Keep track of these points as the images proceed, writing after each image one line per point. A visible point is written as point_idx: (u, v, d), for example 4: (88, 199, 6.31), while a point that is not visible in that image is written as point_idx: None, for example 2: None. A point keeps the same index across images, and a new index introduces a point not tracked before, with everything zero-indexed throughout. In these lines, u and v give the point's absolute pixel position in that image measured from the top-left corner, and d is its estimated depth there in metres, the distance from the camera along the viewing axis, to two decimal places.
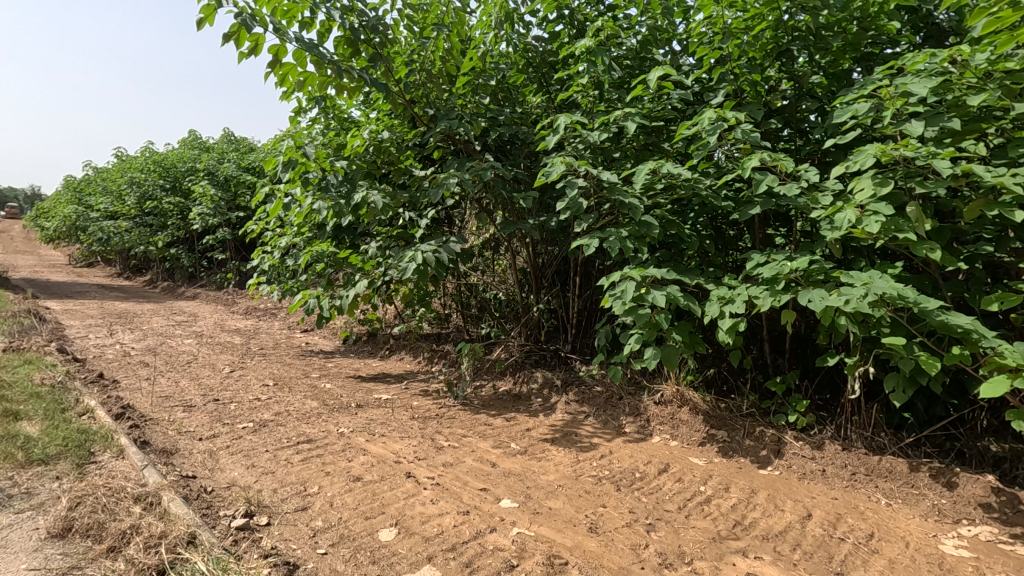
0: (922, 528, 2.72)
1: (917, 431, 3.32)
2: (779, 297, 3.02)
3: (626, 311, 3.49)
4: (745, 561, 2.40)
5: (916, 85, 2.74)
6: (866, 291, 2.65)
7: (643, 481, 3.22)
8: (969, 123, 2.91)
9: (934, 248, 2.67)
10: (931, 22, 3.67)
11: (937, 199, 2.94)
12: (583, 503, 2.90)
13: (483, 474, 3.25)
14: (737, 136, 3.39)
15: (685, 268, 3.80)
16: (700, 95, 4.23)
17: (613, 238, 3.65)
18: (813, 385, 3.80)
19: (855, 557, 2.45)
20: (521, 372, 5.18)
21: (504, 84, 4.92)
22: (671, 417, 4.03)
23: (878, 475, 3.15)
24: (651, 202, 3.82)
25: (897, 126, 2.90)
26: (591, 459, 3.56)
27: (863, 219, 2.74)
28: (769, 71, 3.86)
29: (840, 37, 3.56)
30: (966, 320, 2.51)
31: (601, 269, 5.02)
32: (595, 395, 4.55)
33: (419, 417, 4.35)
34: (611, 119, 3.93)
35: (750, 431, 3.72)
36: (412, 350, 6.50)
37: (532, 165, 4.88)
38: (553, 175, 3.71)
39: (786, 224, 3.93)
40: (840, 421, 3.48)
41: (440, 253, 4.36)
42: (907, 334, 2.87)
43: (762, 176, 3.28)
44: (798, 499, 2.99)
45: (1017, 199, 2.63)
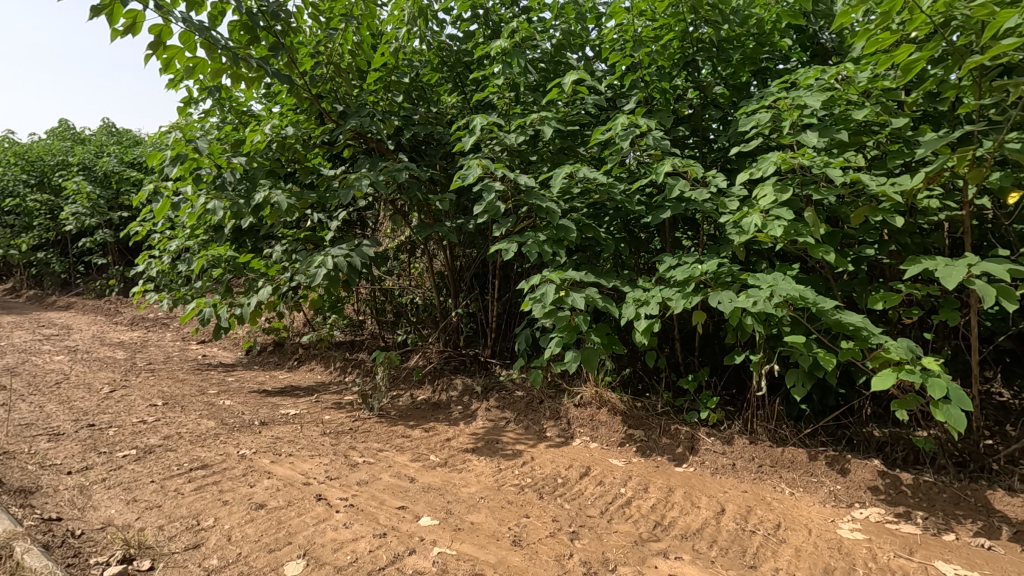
0: (822, 514, 2.89)
1: (814, 422, 3.56)
2: (691, 299, 3.10)
3: (546, 314, 3.47)
4: (666, 562, 2.42)
5: (811, 98, 2.90)
6: (771, 292, 2.77)
7: (565, 487, 3.19)
8: (854, 135, 3.13)
9: (829, 251, 2.85)
10: (816, 42, 3.93)
11: (828, 205, 3.15)
12: (506, 515, 2.81)
13: (400, 491, 3.08)
14: (649, 142, 3.46)
15: (603, 271, 3.86)
16: (612, 101, 4.30)
17: (532, 241, 3.61)
18: (721, 381, 4.01)
19: (765, 548, 2.55)
20: (439, 379, 5.02)
21: (418, 82, 4.77)
22: (591, 418, 4.06)
23: (782, 466, 3.33)
24: (568, 206, 3.84)
25: (794, 136, 3.07)
26: (513, 467, 3.49)
27: (768, 224, 2.88)
28: (676, 80, 3.99)
29: (740, 51, 3.75)
30: (857, 319, 2.69)
31: (520, 272, 5.05)
32: (515, 399, 4.50)
33: (331, 432, 4.08)
34: (527, 122, 3.90)
35: (665, 428, 3.82)
36: (323, 359, 6.12)
37: (449, 166, 4.75)
38: (470, 177, 3.60)
39: (694, 227, 4.09)
40: (747, 416, 3.68)
41: (352, 258, 4.10)
42: (805, 332, 3.05)
43: (674, 182, 3.36)
44: (712, 494, 3.09)
45: (895, 207, 2.87)
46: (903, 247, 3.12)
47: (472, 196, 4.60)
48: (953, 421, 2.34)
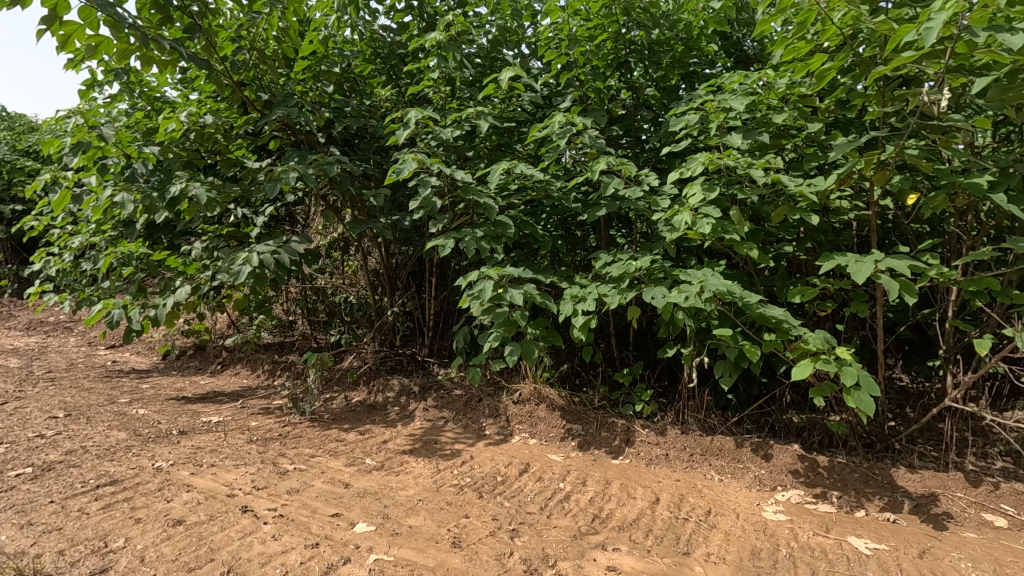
0: (749, 498, 3.04)
1: (740, 410, 3.74)
2: (626, 295, 3.17)
3: (484, 311, 3.44)
4: (605, 555, 2.45)
5: (736, 101, 3.03)
6: (701, 288, 2.87)
7: (504, 485, 3.18)
8: (774, 137, 3.29)
9: (753, 248, 2.99)
10: (740, 49, 4.12)
11: (751, 204, 3.30)
12: (445, 517, 2.76)
13: (334, 498, 2.95)
14: (585, 141, 3.51)
15: (540, 268, 3.88)
16: (548, 99, 4.32)
17: (469, 238, 3.57)
18: (654, 374, 4.14)
19: (697, 534, 2.64)
20: (375, 380, 4.87)
21: (349, 73, 4.60)
22: (530, 415, 4.08)
23: (711, 454, 3.47)
24: (505, 202, 3.83)
25: (720, 138, 3.19)
26: (452, 467, 3.44)
27: (697, 222, 2.98)
28: (610, 81, 4.06)
29: (670, 55, 3.87)
30: (779, 312, 2.83)
31: (457, 270, 5.00)
32: (454, 399, 4.45)
33: (258, 439, 3.87)
34: (464, 117, 3.85)
35: (602, 422, 3.90)
36: (249, 363, 5.80)
37: (383, 161, 4.62)
38: (405, 172, 3.50)
39: (628, 225, 4.20)
40: (679, 407, 3.81)
41: (280, 255, 3.89)
42: (732, 325, 3.19)
43: (609, 180, 3.41)
44: (647, 485, 3.18)
45: (811, 206, 3.04)
46: (818, 244, 3.33)
47: (407, 191, 4.51)
48: (864, 405, 2.51)
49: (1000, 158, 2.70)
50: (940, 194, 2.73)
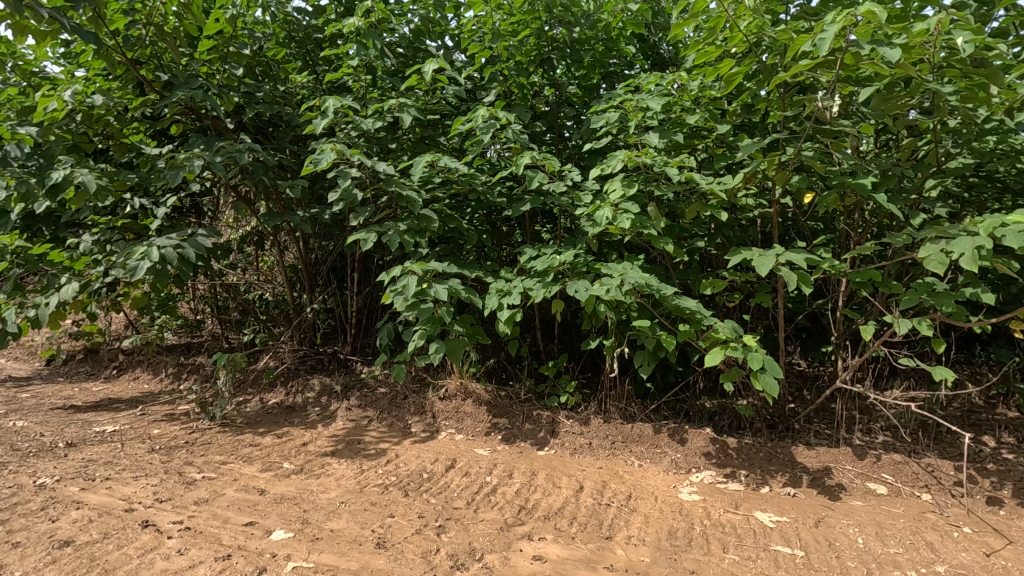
0: (666, 481, 3.19)
1: (658, 398, 3.91)
2: (550, 288, 3.22)
3: (408, 307, 3.38)
4: (531, 544, 2.48)
5: (652, 101, 3.14)
6: (622, 281, 2.95)
7: (431, 482, 3.14)
8: (688, 137, 3.45)
9: (669, 243, 3.11)
10: (656, 52, 4.29)
11: (667, 201, 3.44)
12: (369, 518, 2.69)
13: (248, 506, 2.79)
14: (509, 135, 3.52)
15: (465, 262, 3.87)
16: (472, 93, 4.29)
17: (393, 232, 3.48)
18: (578, 366, 4.24)
19: (619, 518, 2.74)
20: (293, 380, 4.65)
21: (260, 56, 4.31)
22: (456, 410, 4.06)
23: (632, 441, 3.60)
24: (429, 195, 3.79)
25: (638, 136, 3.30)
26: (376, 467, 3.35)
27: (618, 217, 3.06)
28: (533, 77, 4.09)
29: (590, 54, 3.95)
30: (692, 304, 2.98)
31: (381, 265, 4.88)
32: (378, 397, 4.33)
33: (161, 448, 3.57)
34: (385, 108, 3.72)
35: (528, 415, 3.95)
36: (150, 366, 5.35)
37: (300, 151, 4.40)
38: (323, 163, 3.35)
39: (552, 221, 4.27)
40: (601, 397, 3.93)
41: (184, 250, 3.59)
42: (650, 317, 3.33)
43: (533, 174, 3.44)
44: (571, 474, 3.26)
45: (721, 203, 3.22)
46: (727, 240, 3.54)
47: (326, 182, 4.33)
48: (769, 388, 2.68)
49: (881, 162, 2.99)
50: (831, 193, 2.98)
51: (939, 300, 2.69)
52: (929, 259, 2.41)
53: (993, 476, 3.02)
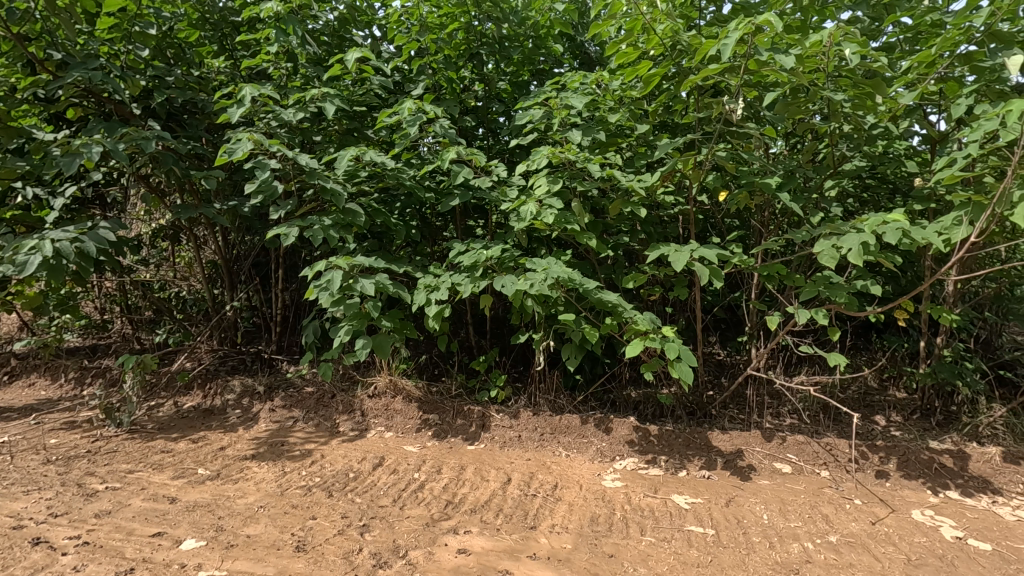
0: (591, 470, 3.29)
1: (586, 389, 4.01)
2: (478, 284, 3.22)
3: (334, 303, 3.34)
4: (456, 539, 2.49)
5: (576, 99, 3.20)
6: (546, 275, 3.00)
7: (356, 481, 3.08)
8: (611, 136, 3.54)
9: (592, 238, 3.20)
10: (584, 52, 4.36)
11: (592, 198, 3.53)
12: (289, 521, 2.60)
13: (156, 516, 2.63)
14: (436, 129, 3.49)
15: (394, 257, 3.81)
16: (400, 85, 4.21)
17: (316, 226, 3.38)
18: (509, 360, 4.29)
19: (544, 508, 2.80)
20: (212, 382, 4.42)
21: (171, 38, 4.01)
22: (386, 408, 4.00)
23: (560, 432, 3.68)
24: (355, 189, 3.70)
25: (562, 133, 3.35)
26: (300, 468, 3.24)
27: (542, 212, 3.10)
28: (462, 71, 4.06)
29: (519, 51, 3.98)
30: (614, 297, 3.07)
31: (308, 260, 4.71)
32: (304, 396, 4.20)
33: (58, 459, 3.30)
34: (307, 98, 3.58)
35: (458, 410, 3.94)
36: (49, 371, 4.92)
37: (216, 140, 4.17)
38: (238, 153, 3.18)
39: (484, 216, 4.27)
40: (531, 390, 3.99)
41: (83, 244, 3.30)
42: (576, 310, 3.40)
43: (459, 169, 3.42)
44: (499, 467, 3.29)
45: (642, 200, 3.33)
46: (649, 235, 3.67)
47: (245, 174, 4.12)
48: (684, 376, 2.81)
49: (785, 163, 3.20)
50: (742, 192, 3.16)
51: (833, 292, 2.91)
52: (822, 253, 2.60)
53: (881, 452, 3.28)
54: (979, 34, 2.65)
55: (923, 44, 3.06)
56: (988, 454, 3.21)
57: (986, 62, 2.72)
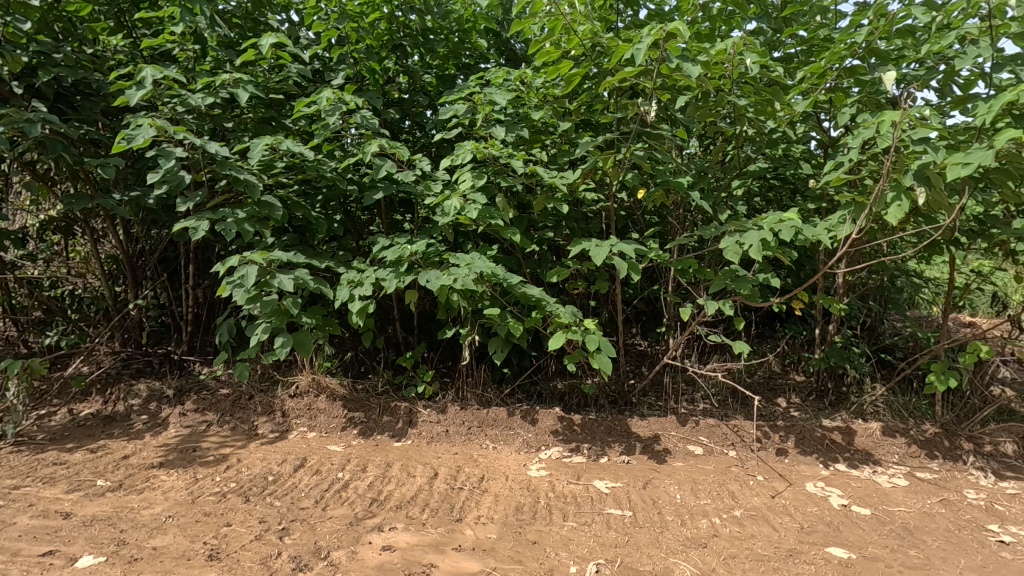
0: (517, 461, 3.36)
1: (513, 382, 4.07)
2: (403, 279, 3.18)
3: (250, 300, 3.19)
4: (380, 536, 2.46)
5: (499, 95, 3.22)
6: (470, 270, 3.02)
7: (276, 484, 2.97)
8: (536, 132, 3.60)
9: (516, 233, 3.24)
10: (509, 48, 4.33)
11: (517, 193, 3.57)
12: (201, 530, 2.48)
13: (47, 533, 2.42)
14: (357, 120, 3.42)
15: (315, 252, 3.69)
16: (320, 73, 4.06)
17: (229, 220, 3.20)
18: (436, 355, 4.27)
19: (469, 500, 2.83)
20: (113, 387, 4.09)
21: (59, 10, 3.66)
22: (308, 407, 3.87)
23: (487, 425, 3.72)
24: (272, 180, 3.54)
25: (486, 129, 3.37)
26: (214, 474, 3.09)
27: (466, 207, 3.11)
28: (386, 62, 3.96)
29: (444, 44, 3.94)
30: (537, 291, 3.13)
31: (222, 256, 4.45)
32: (219, 399, 3.98)
33: None
34: (217, 83, 3.38)
35: (385, 407, 3.89)
36: None
37: (114, 125, 3.85)
38: (139, 140, 2.96)
39: (411, 210, 4.21)
40: (459, 385, 4.00)
41: None
42: (502, 305, 3.44)
43: (382, 162, 3.36)
44: (426, 462, 3.29)
45: (565, 197, 3.42)
46: (573, 231, 3.77)
47: (148, 162, 3.83)
48: (604, 366, 2.92)
49: (697, 163, 3.39)
50: (658, 190, 3.31)
51: (738, 284, 3.13)
52: (727, 249, 2.79)
53: (781, 431, 3.57)
54: (861, 50, 2.94)
55: (816, 56, 3.34)
56: (870, 429, 3.57)
57: (867, 75, 3.02)
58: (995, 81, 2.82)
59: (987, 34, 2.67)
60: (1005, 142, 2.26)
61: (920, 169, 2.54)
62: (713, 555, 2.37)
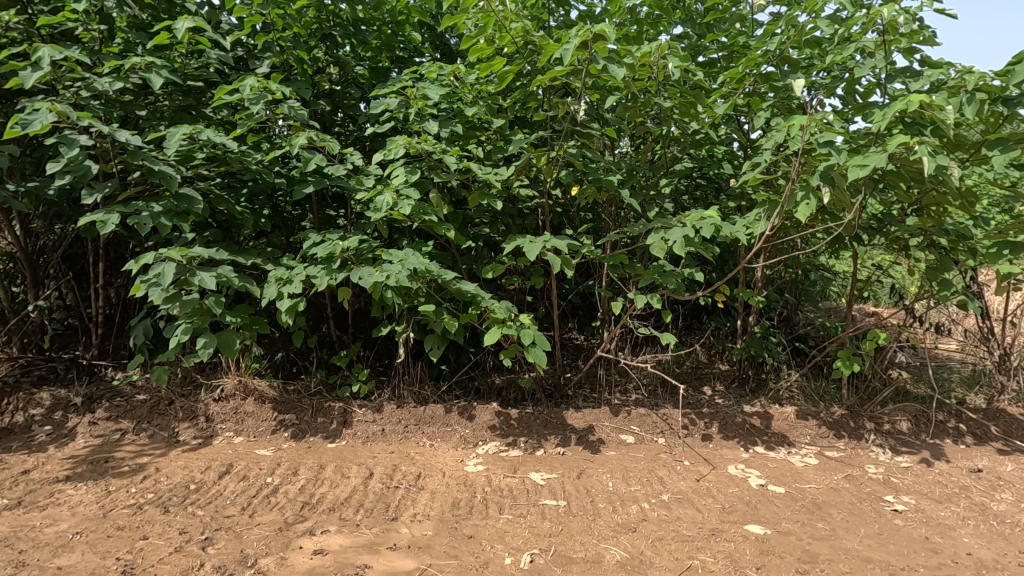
0: (455, 457, 3.36)
1: (450, 378, 4.06)
2: (334, 276, 3.10)
3: (167, 299, 3.00)
4: (311, 540, 2.40)
5: (432, 90, 3.19)
6: (403, 267, 2.98)
7: (199, 493, 2.82)
8: (471, 128, 3.60)
9: (450, 230, 3.23)
10: (444, 43, 4.29)
11: (453, 189, 3.56)
12: (114, 545, 2.32)
13: None
14: (284, 111, 3.29)
15: (240, 248, 3.52)
16: (244, 61, 3.87)
17: (142, 214, 3.00)
18: (372, 353, 4.19)
19: (406, 499, 2.80)
20: (10, 397, 3.74)
21: None
22: (235, 411, 3.70)
23: (424, 422, 3.69)
24: (191, 173, 3.35)
25: (419, 123, 3.33)
26: (129, 485, 2.89)
27: (399, 203, 3.07)
28: (315, 52, 3.83)
29: (376, 35, 3.85)
30: (472, 287, 3.13)
31: (136, 253, 4.16)
32: (135, 405, 3.73)
33: None
34: (127, 67, 3.15)
35: (318, 408, 3.77)
36: None
37: (7, 110, 3.51)
38: (35, 125, 2.71)
39: (343, 205, 4.10)
40: (395, 383, 3.95)
41: None
42: (437, 301, 3.42)
43: (310, 156, 3.25)
44: (361, 462, 3.22)
45: (499, 193, 3.43)
46: (508, 227, 3.79)
47: (49, 151, 3.52)
48: (539, 360, 2.97)
49: (627, 162, 3.50)
50: (590, 187, 3.39)
51: (665, 278, 3.26)
52: (654, 245, 2.91)
53: (706, 418, 3.76)
54: (774, 57, 3.13)
55: (736, 62, 3.52)
56: (786, 413, 3.82)
57: (780, 81, 3.22)
58: (890, 91, 3.08)
59: (882, 48, 2.92)
60: (896, 146, 2.47)
61: (825, 170, 2.70)
62: (642, 539, 2.46)
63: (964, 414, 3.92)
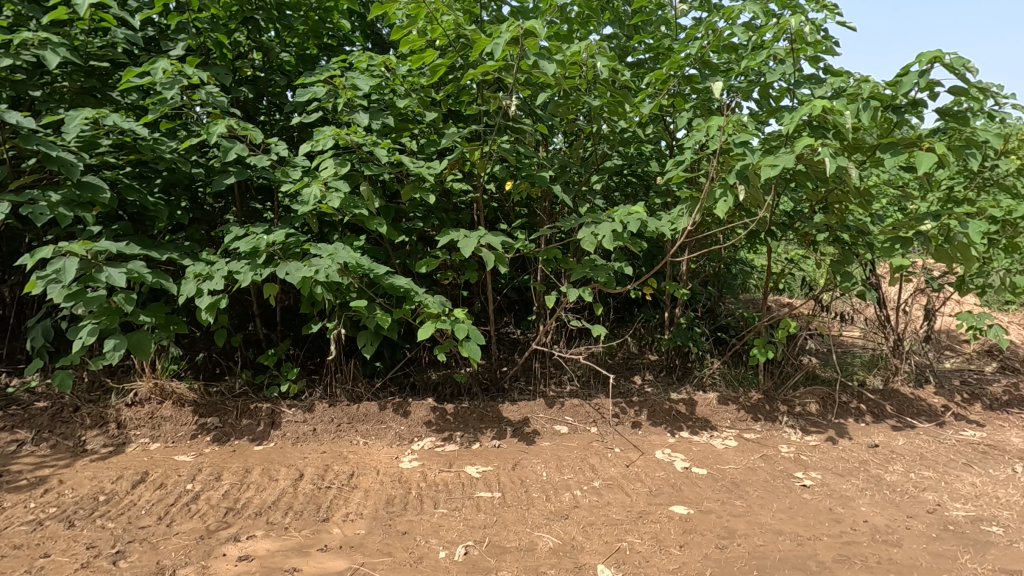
0: (389, 454, 3.31)
1: (384, 375, 3.98)
2: (259, 271, 2.96)
3: (69, 297, 2.77)
4: (236, 546, 2.30)
5: (362, 80, 3.11)
6: (333, 261, 2.89)
7: (110, 504, 2.64)
8: (403, 120, 3.54)
9: (382, 223, 3.17)
10: (375, 32, 4.18)
11: (385, 182, 3.48)
12: (9, 566, 2.13)
13: None
14: (201, 97, 3.10)
15: (153, 242, 3.29)
16: (156, 41, 3.61)
17: (39, 203, 2.75)
18: (302, 352, 4.04)
19: (338, 498, 2.74)
20: None
21: None
22: (151, 415, 3.47)
23: (357, 420, 3.61)
24: (95, 160, 3.10)
25: (348, 114, 3.24)
26: (27, 500, 2.66)
27: (327, 196, 2.97)
28: (235, 35, 3.63)
29: (302, 21, 3.70)
30: (404, 281, 3.09)
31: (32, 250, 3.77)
32: (34, 413, 3.42)
33: None
34: (19, 43, 2.87)
35: (244, 409, 3.60)
36: None
37: None
38: None
39: (269, 197, 3.92)
40: (327, 382, 3.83)
41: None
42: (369, 297, 3.35)
43: (231, 145, 3.08)
44: (290, 464, 3.12)
45: (432, 187, 3.40)
46: (442, 221, 3.76)
47: None
48: (473, 354, 2.98)
49: (559, 158, 3.56)
50: (523, 182, 3.42)
51: (596, 272, 3.35)
52: (584, 239, 2.98)
53: (636, 406, 3.91)
54: (696, 60, 3.27)
55: (661, 64, 3.66)
56: (709, 399, 4.04)
57: (701, 84, 3.38)
58: (799, 96, 3.30)
59: (791, 55, 3.13)
60: (803, 148, 2.66)
61: (742, 169, 2.85)
62: (573, 525, 2.54)
63: (864, 395, 4.28)
